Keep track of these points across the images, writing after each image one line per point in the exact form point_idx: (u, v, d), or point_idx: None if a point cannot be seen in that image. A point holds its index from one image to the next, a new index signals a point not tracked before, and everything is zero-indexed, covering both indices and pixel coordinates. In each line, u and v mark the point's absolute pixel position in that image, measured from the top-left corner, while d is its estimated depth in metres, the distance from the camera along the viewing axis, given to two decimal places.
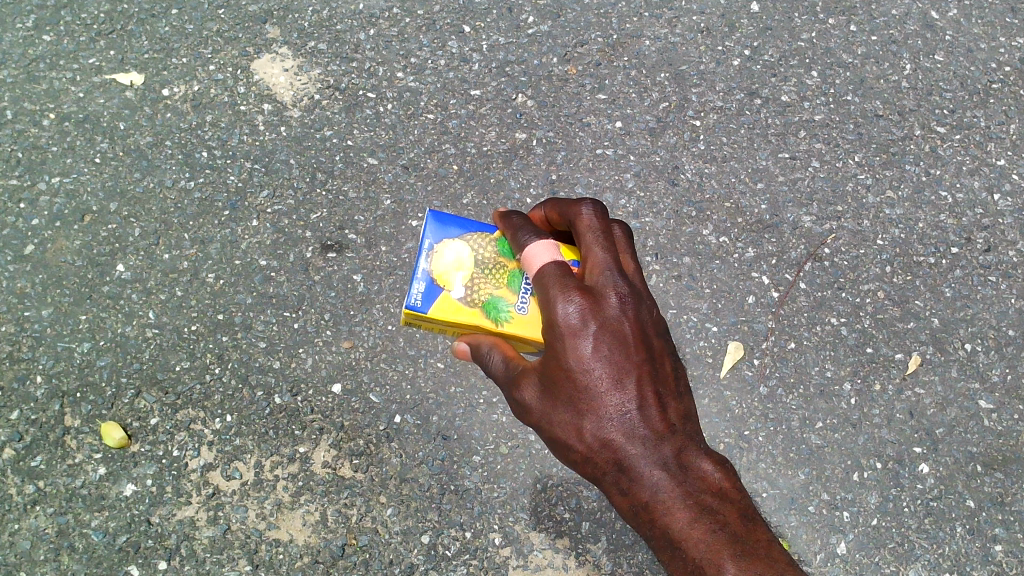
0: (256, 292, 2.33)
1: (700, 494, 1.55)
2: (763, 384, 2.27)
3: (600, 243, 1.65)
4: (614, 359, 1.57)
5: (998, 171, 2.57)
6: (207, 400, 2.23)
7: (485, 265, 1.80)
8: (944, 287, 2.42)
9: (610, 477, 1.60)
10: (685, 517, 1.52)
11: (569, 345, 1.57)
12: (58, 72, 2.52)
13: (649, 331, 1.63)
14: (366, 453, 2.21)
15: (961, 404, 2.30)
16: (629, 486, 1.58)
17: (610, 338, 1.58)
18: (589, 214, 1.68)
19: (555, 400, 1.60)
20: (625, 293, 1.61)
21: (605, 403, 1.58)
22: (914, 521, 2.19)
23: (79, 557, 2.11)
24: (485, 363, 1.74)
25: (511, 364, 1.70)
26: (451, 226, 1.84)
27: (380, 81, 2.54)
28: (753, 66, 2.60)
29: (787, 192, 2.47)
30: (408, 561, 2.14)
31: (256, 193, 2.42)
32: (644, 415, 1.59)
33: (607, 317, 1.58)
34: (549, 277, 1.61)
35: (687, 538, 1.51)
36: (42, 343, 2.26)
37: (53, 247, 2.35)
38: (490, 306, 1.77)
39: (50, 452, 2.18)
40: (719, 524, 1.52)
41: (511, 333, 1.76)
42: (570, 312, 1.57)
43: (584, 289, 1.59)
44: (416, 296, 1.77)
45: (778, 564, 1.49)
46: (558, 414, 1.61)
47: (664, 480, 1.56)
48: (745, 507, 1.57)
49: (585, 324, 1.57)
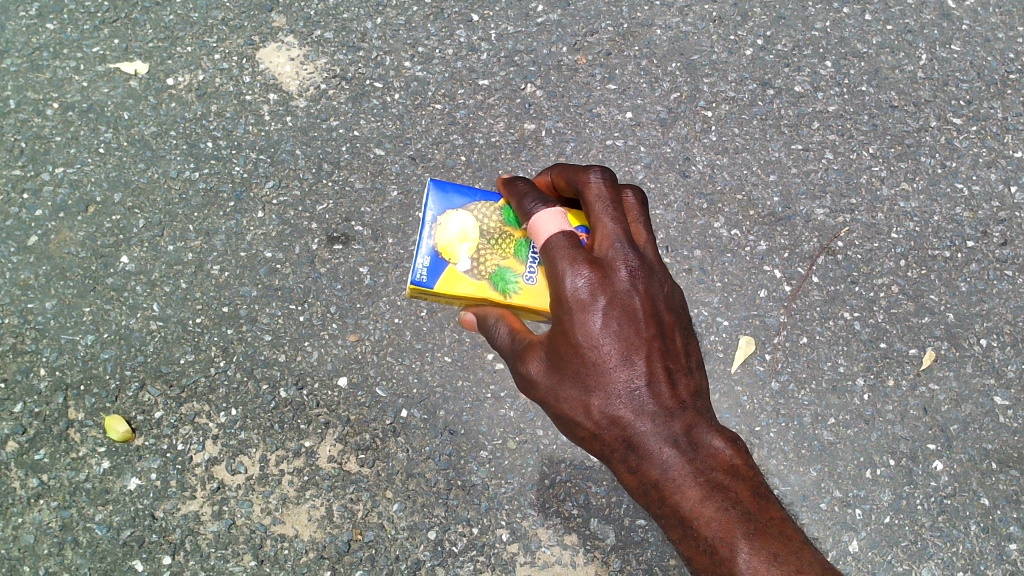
0: (261, 284, 2.30)
1: (712, 472, 1.54)
2: (775, 379, 2.23)
3: (609, 212, 1.62)
4: (623, 334, 1.55)
5: (1015, 164, 2.52)
6: (212, 393, 2.21)
7: (490, 236, 1.77)
8: (959, 281, 2.38)
9: (618, 454, 1.58)
10: (696, 495, 1.51)
11: (578, 319, 1.54)
12: (61, 60, 2.49)
13: (659, 305, 1.60)
14: (372, 448, 2.19)
15: (976, 401, 2.27)
16: (638, 464, 1.56)
17: (619, 312, 1.55)
18: (597, 183, 1.64)
19: (563, 375, 1.58)
20: (635, 266, 1.58)
21: (613, 379, 1.55)
22: (928, 519, 2.16)
23: (83, 551, 2.10)
24: (491, 335, 1.76)
25: (517, 337, 1.71)
26: (454, 195, 1.80)
27: (387, 70, 2.51)
28: (766, 56, 2.56)
29: (800, 184, 2.43)
30: (414, 557, 2.12)
31: (261, 184, 2.39)
32: (654, 391, 1.56)
33: (617, 291, 1.55)
34: (557, 248, 1.57)
35: (698, 516, 1.50)
36: (45, 335, 2.24)
37: (57, 239, 2.33)
38: (498, 278, 1.74)
39: (53, 446, 2.17)
40: (731, 501, 1.51)
41: (519, 305, 1.74)
42: (579, 285, 1.54)
43: (593, 262, 1.56)
44: (422, 270, 1.73)
45: (793, 542, 1.47)
46: (565, 389, 1.59)
47: (674, 457, 1.54)
48: (758, 484, 1.55)
49: (594, 298, 1.54)
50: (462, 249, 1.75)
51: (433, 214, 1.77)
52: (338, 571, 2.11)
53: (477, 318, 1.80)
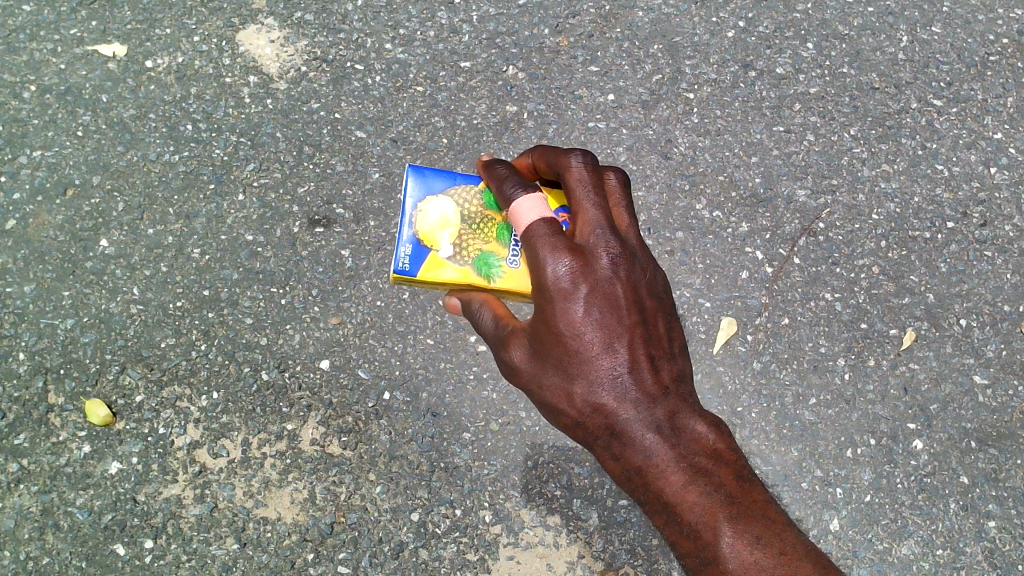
0: (242, 268, 2.29)
1: (695, 457, 1.55)
2: (757, 360, 2.24)
3: (592, 197, 1.60)
4: (605, 321, 1.54)
5: (995, 145, 2.53)
6: (193, 376, 2.20)
7: (471, 220, 1.76)
8: (939, 262, 2.39)
9: (602, 441, 1.58)
10: (679, 480, 1.52)
11: (560, 308, 1.54)
12: (39, 43, 2.46)
13: (642, 291, 1.60)
14: (355, 431, 2.18)
15: (955, 380, 2.28)
16: (622, 450, 1.57)
17: (601, 300, 1.54)
18: (579, 167, 1.63)
19: (545, 363, 1.58)
20: (617, 253, 1.57)
21: (596, 367, 1.55)
22: (908, 497, 2.17)
23: (64, 536, 2.08)
24: (476, 320, 1.76)
25: (500, 324, 1.70)
26: (434, 181, 1.79)
27: (368, 52, 2.49)
28: (747, 38, 2.56)
29: (782, 166, 2.44)
30: (397, 539, 2.12)
31: (242, 167, 2.37)
32: (636, 378, 1.56)
33: (599, 279, 1.55)
34: (538, 236, 1.55)
35: (682, 501, 1.51)
36: (25, 319, 2.22)
37: (36, 222, 2.31)
38: (481, 262, 1.73)
39: (33, 430, 2.15)
40: (714, 486, 1.52)
41: (504, 289, 1.73)
42: (560, 273, 1.53)
43: (575, 249, 1.55)
44: (404, 259, 1.73)
45: (776, 524, 1.50)
46: (547, 377, 1.58)
47: (658, 443, 1.55)
48: (741, 467, 1.57)
49: (576, 286, 1.53)
50: (443, 235, 1.74)
51: (413, 201, 1.76)
52: (321, 554, 2.11)
53: (461, 304, 1.80)
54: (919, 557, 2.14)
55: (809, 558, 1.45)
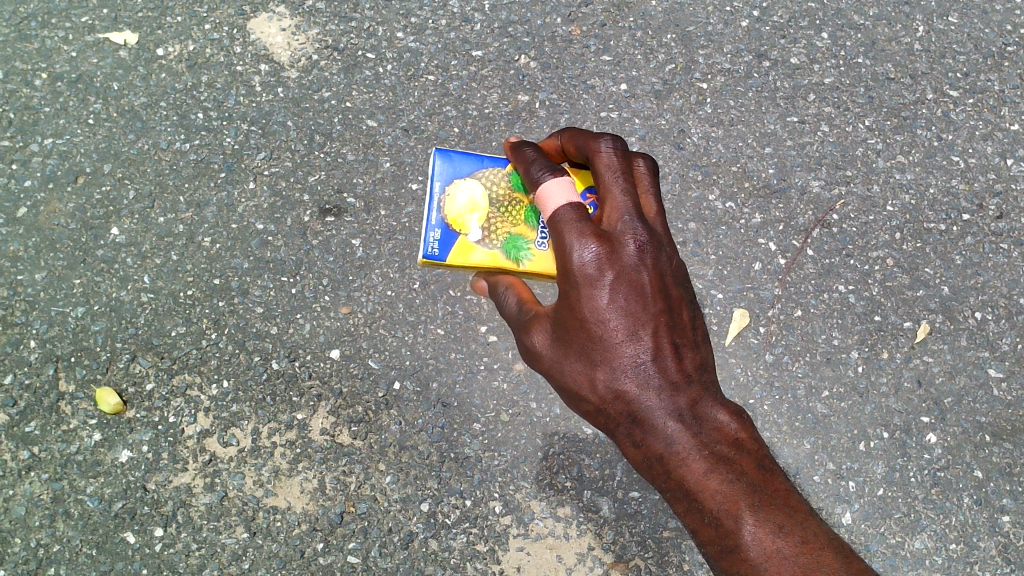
0: (253, 257, 2.28)
1: (716, 445, 1.53)
2: (769, 351, 2.23)
3: (620, 183, 1.59)
4: (630, 308, 1.53)
5: (1012, 136, 2.51)
6: (204, 365, 2.20)
7: (499, 204, 1.75)
8: (954, 254, 2.37)
9: (623, 428, 1.57)
10: (701, 468, 1.50)
11: (585, 294, 1.53)
12: (50, 30, 2.46)
13: (667, 280, 1.58)
14: (365, 420, 2.18)
15: (970, 373, 2.26)
16: (643, 438, 1.56)
17: (627, 287, 1.53)
18: (609, 152, 1.61)
19: (568, 349, 1.57)
20: (644, 240, 1.56)
21: (619, 354, 1.54)
22: (921, 491, 2.15)
23: (74, 524, 2.09)
24: (501, 304, 1.75)
25: (524, 308, 1.70)
26: (461, 164, 1.78)
27: (379, 41, 2.48)
28: (762, 28, 2.54)
29: (796, 157, 2.42)
30: (407, 529, 2.11)
31: (252, 155, 2.37)
32: (660, 365, 1.55)
33: (625, 266, 1.53)
34: (565, 221, 1.54)
35: (703, 489, 1.49)
36: (35, 307, 2.22)
37: (46, 210, 2.31)
38: (510, 245, 1.73)
39: (44, 418, 2.15)
40: (735, 474, 1.50)
41: (533, 272, 1.72)
42: (586, 259, 1.52)
43: (602, 236, 1.53)
44: (433, 244, 1.72)
45: (798, 513, 1.48)
46: (570, 363, 1.58)
47: (679, 431, 1.53)
48: (762, 457, 1.54)
49: (602, 273, 1.52)
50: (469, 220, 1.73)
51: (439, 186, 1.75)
52: (331, 543, 2.10)
53: (488, 286, 1.79)
54: (931, 551, 2.12)
55: (830, 548, 1.44)
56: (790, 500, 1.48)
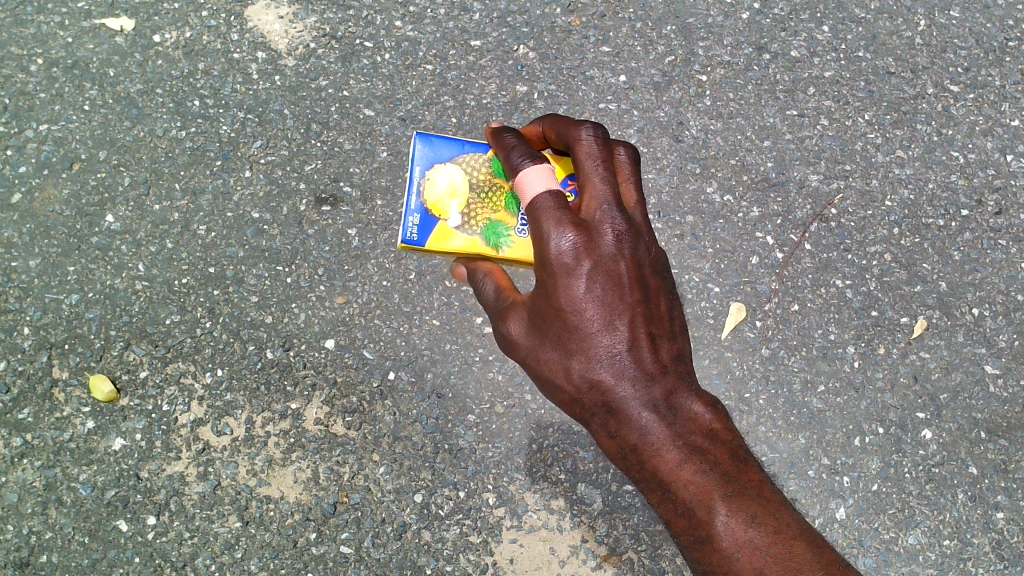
0: (248, 245, 2.28)
1: (690, 436, 1.52)
2: (765, 346, 2.22)
3: (600, 171, 1.57)
4: (606, 298, 1.53)
5: (1012, 132, 2.49)
6: (198, 353, 2.19)
7: (480, 189, 1.75)
8: (952, 250, 2.36)
9: (598, 418, 1.57)
10: (674, 458, 1.50)
11: (562, 282, 1.52)
12: (45, 15, 2.44)
13: (646, 270, 1.57)
14: (359, 411, 2.17)
15: (966, 369, 2.26)
16: (617, 428, 1.55)
17: (604, 277, 1.53)
18: (590, 139, 1.58)
19: (544, 337, 1.57)
20: (622, 230, 1.54)
21: (595, 343, 1.53)
22: (915, 487, 2.15)
23: (67, 511, 2.08)
24: (478, 290, 1.72)
25: (502, 295, 1.67)
26: (442, 148, 1.78)
27: (378, 30, 2.46)
28: (763, 20, 2.52)
29: (795, 150, 2.41)
30: (400, 519, 2.11)
31: (249, 143, 2.36)
32: (636, 356, 1.54)
33: (602, 256, 1.53)
34: (543, 209, 1.53)
35: (676, 479, 1.49)
36: (29, 294, 2.22)
37: (42, 197, 2.30)
38: (489, 231, 1.73)
39: (38, 405, 2.15)
40: (709, 464, 1.49)
41: (510, 259, 1.73)
42: (564, 247, 1.51)
43: (579, 224, 1.52)
44: (412, 229, 1.72)
45: (771, 503, 1.47)
46: (546, 352, 1.57)
47: (653, 422, 1.52)
48: (737, 447, 1.54)
49: (578, 263, 1.51)
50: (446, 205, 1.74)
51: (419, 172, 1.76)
52: (323, 533, 2.10)
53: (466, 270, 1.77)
54: (925, 547, 2.12)
55: (804, 538, 1.43)
56: (764, 490, 1.48)
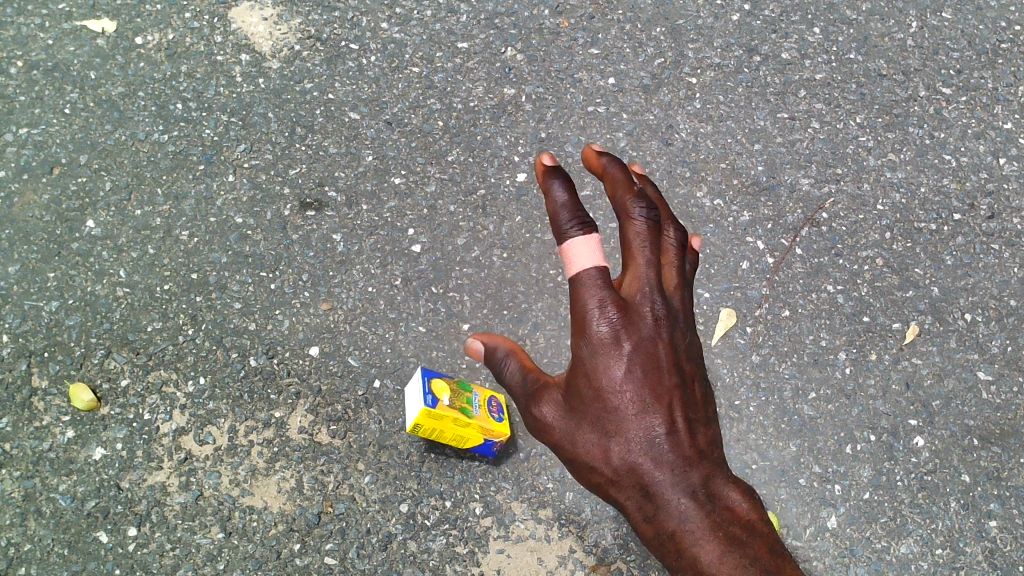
0: (231, 251, 2.25)
1: (729, 526, 1.40)
2: (756, 352, 2.19)
3: (648, 254, 1.50)
4: (647, 383, 1.45)
5: (1005, 135, 2.46)
6: (180, 361, 2.16)
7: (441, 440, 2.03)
8: (944, 254, 2.33)
9: (634, 504, 1.45)
10: (714, 548, 1.37)
11: (601, 365, 1.45)
12: (26, 17, 2.44)
13: (684, 359, 1.50)
14: (344, 419, 2.14)
15: (958, 375, 2.23)
16: (654, 514, 1.43)
17: (644, 362, 1.45)
18: (641, 219, 1.51)
19: (581, 420, 1.48)
20: (662, 316, 1.48)
21: (634, 428, 1.44)
22: (907, 495, 2.11)
23: (45, 523, 2.04)
24: (500, 371, 1.61)
25: (529, 376, 1.57)
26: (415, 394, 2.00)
27: (363, 32, 2.45)
28: (753, 22, 2.50)
29: (785, 154, 2.38)
30: (386, 530, 2.06)
31: (232, 147, 2.33)
32: (677, 441, 1.44)
33: (643, 338, 1.46)
34: (588, 285, 1.45)
35: (717, 569, 1.35)
36: (8, 301, 2.19)
37: (21, 202, 2.27)
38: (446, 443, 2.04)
39: (16, 414, 2.12)
40: (749, 558, 1.37)
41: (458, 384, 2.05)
42: (604, 329, 1.45)
43: (622, 305, 1.46)
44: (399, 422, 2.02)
45: None
46: (581, 436, 1.48)
47: (693, 509, 1.40)
48: (774, 542, 1.42)
49: (620, 344, 1.45)
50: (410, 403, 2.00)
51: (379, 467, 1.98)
52: (308, 544, 2.05)
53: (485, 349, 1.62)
54: (917, 556, 2.07)
55: None
56: None
